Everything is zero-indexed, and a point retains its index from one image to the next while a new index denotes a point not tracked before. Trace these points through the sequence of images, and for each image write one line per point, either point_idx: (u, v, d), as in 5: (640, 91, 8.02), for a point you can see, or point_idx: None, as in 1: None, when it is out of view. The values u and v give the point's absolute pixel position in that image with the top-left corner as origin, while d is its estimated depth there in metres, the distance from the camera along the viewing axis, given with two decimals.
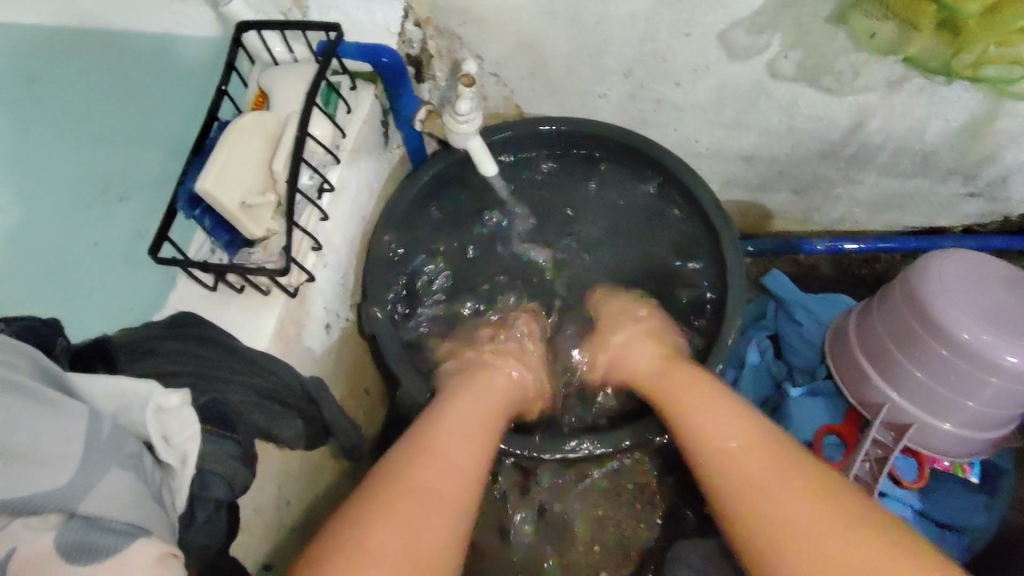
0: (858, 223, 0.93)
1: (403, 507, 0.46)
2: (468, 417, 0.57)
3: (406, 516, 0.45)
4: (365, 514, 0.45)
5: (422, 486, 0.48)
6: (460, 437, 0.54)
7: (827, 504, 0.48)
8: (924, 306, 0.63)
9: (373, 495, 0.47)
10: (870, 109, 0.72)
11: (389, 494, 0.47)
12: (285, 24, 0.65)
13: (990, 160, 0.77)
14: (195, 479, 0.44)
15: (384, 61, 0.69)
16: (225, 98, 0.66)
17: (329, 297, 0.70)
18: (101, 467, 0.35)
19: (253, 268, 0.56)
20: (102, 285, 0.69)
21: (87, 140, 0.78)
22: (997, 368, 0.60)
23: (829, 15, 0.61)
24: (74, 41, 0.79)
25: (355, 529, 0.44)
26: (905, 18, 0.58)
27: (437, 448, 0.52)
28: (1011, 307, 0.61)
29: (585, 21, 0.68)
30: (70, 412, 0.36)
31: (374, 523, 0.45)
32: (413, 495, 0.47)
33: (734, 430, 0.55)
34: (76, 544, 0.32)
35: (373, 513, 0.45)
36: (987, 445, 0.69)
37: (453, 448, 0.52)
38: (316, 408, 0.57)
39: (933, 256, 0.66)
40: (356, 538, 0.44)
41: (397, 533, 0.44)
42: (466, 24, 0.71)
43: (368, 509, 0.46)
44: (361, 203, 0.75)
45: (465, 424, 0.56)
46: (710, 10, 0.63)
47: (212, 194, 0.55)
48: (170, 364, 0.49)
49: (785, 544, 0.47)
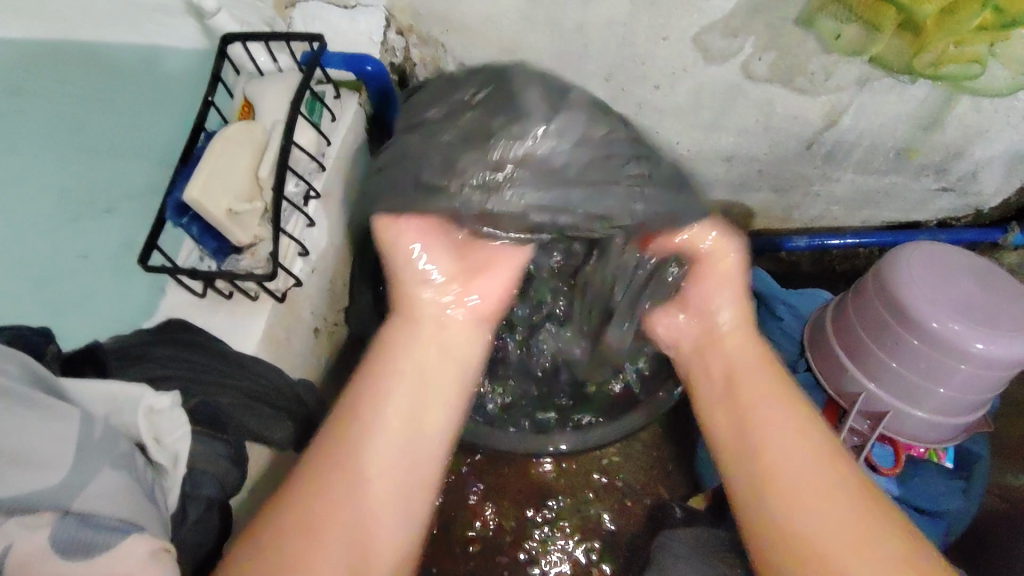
0: (837, 219, 0.95)
1: (354, 487, 0.46)
2: (445, 386, 0.55)
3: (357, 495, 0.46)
4: (320, 490, 0.45)
5: (370, 472, 0.47)
6: (413, 394, 0.52)
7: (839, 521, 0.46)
8: (897, 298, 0.65)
9: (332, 466, 0.46)
10: (844, 107, 0.74)
11: (340, 493, 0.46)
12: (269, 34, 0.66)
13: (960, 155, 0.80)
14: (187, 478, 0.45)
15: (369, 69, 0.72)
16: (211, 108, 0.68)
17: (317, 303, 0.71)
18: (94, 467, 0.36)
19: (240, 274, 0.57)
20: (91, 293, 0.70)
21: (75, 152, 0.78)
22: (967, 355, 0.62)
23: (798, 17, 0.63)
24: (57, 60, 0.81)
25: (314, 501, 0.45)
26: (869, 20, 0.60)
27: (375, 419, 0.49)
28: (978, 297, 0.64)
29: (563, 28, 0.69)
30: (61, 418, 0.37)
31: (331, 499, 0.45)
32: (357, 474, 0.47)
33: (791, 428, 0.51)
34: (73, 540, 0.33)
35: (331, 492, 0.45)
36: (959, 431, 0.71)
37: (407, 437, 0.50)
38: (306, 410, 0.59)
39: (903, 249, 0.68)
40: (310, 490, 0.45)
41: (357, 522, 0.45)
42: (449, 32, 0.73)
43: (311, 502, 0.45)
44: (348, 211, 0.76)
45: (425, 376, 0.54)
46: (685, 14, 0.65)
47: (200, 203, 0.56)
48: (163, 370, 0.50)
49: (807, 535, 0.46)
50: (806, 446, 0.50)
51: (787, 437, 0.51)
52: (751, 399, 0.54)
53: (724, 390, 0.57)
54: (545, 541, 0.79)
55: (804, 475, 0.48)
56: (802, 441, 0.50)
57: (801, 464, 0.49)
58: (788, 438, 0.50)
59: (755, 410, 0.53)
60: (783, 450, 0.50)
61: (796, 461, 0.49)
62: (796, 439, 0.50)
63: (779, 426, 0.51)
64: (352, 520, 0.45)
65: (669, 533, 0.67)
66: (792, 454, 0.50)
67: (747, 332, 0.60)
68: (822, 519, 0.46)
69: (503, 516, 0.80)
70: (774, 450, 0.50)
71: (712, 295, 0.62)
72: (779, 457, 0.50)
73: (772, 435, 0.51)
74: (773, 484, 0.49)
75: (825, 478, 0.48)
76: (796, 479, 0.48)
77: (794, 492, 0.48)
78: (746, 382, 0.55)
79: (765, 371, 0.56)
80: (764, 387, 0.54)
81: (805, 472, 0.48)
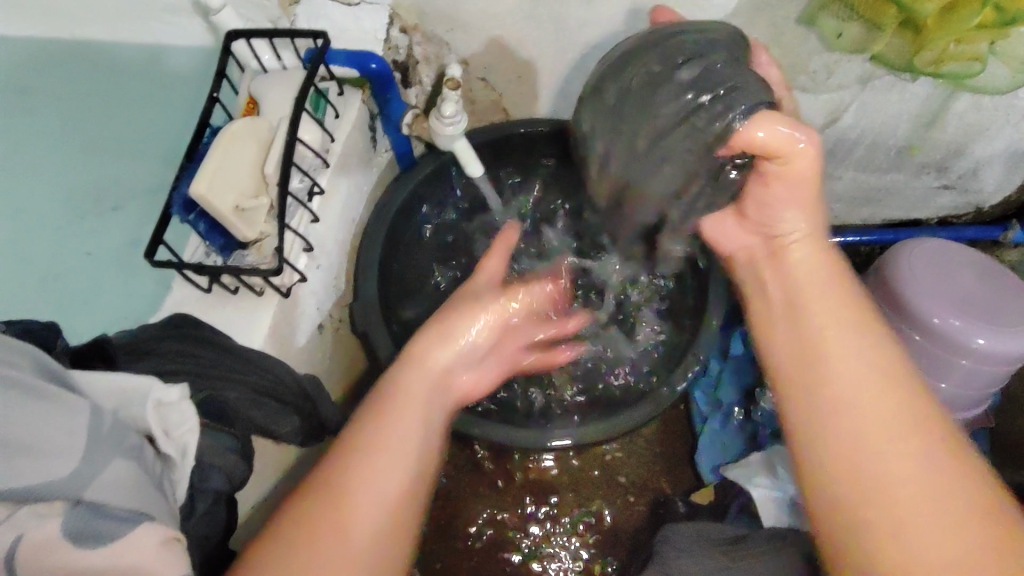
0: (838, 217, 0.96)
1: (370, 486, 0.44)
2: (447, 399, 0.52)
3: (360, 499, 0.44)
4: (321, 495, 0.44)
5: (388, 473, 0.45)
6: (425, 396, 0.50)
7: (917, 477, 0.43)
8: (897, 294, 0.65)
9: (336, 467, 0.45)
10: (845, 105, 0.75)
11: (343, 495, 0.44)
12: (274, 31, 0.66)
13: (960, 154, 0.80)
14: (195, 471, 0.45)
15: (372, 67, 0.70)
16: (216, 105, 0.68)
17: (321, 298, 0.71)
18: (104, 457, 0.37)
19: (245, 269, 0.57)
20: (98, 290, 0.70)
21: (81, 151, 0.79)
22: (968, 350, 0.63)
23: (799, 16, 0.65)
24: (62, 59, 0.81)
25: (314, 507, 0.43)
26: (870, 20, 0.61)
27: (398, 422, 0.47)
28: (980, 293, 0.64)
29: (566, 26, 0.70)
30: (72, 409, 0.37)
31: (334, 500, 0.43)
32: (362, 478, 0.45)
33: (867, 366, 0.47)
34: (83, 529, 0.34)
35: (332, 497, 0.43)
36: (961, 426, 0.71)
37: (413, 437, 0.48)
38: (312, 404, 0.59)
39: (905, 246, 0.68)
40: (318, 490, 0.44)
41: (352, 522, 0.43)
42: (454, 30, 0.74)
43: (314, 503, 0.43)
44: (353, 207, 0.76)
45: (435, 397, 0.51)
46: (687, 13, 0.66)
47: (206, 199, 0.56)
48: (170, 363, 0.50)
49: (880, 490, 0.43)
50: (877, 387, 0.46)
51: (859, 378, 0.47)
52: (823, 331, 0.49)
53: (784, 313, 0.53)
54: (549, 537, 0.79)
55: (879, 425, 0.45)
56: (879, 378, 0.46)
57: (877, 410, 0.45)
58: (862, 380, 0.46)
59: (828, 344, 0.49)
60: (858, 389, 0.46)
61: (873, 407, 0.45)
62: (871, 383, 0.46)
63: (851, 365, 0.47)
64: (346, 524, 0.43)
65: (672, 527, 0.68)
66: (867, 398, 0.46)
67: (817, 247, 0.54)
68: (899, 475, 0.43)
69: (506, 510, 0.81)
70: (840, 393, 0.47)
71: (776, 206, 0.55)
72: (849, 403, 0.46)
73: (845, 376, 0.47)
74: (841, 431, 0.46)
75: (902, 425, 0.44)
76: (871, 426, 0.45)
77: (866, 442, 0.44)
78: (814, 307, 0.51)
79: (837, 297, 0.51)
80: (834, 320, 0.50)
81: (880, 419, 0.45)
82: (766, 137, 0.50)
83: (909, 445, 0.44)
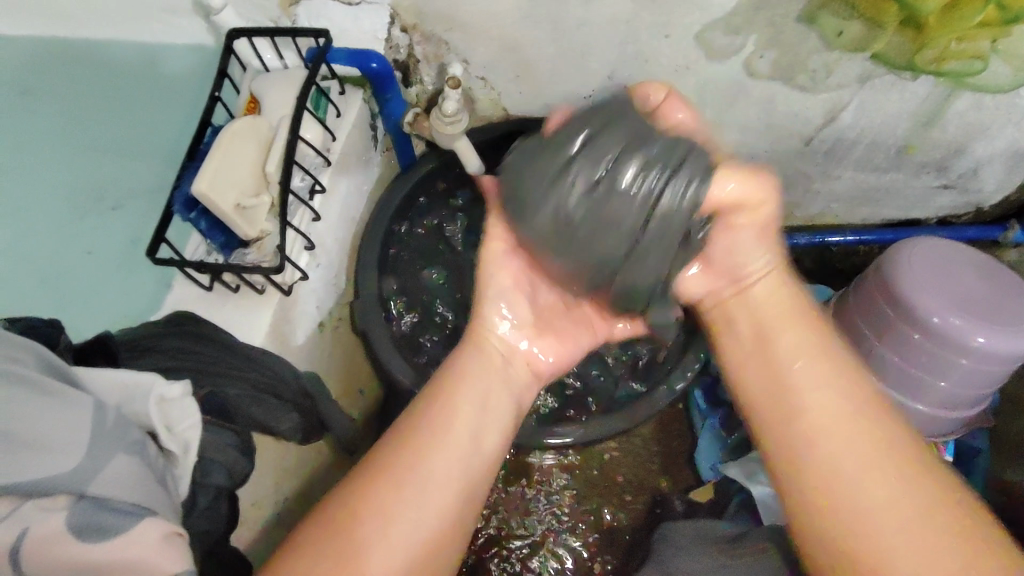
0: (838, 216, 0.96)
1: (410, 490, 0.41)
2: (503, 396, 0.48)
3: (403, 509, 0.40)
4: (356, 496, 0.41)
5: (435, 482, 0.42)
6: (477, 401, 0.46)
7: (902, 530, 0.38)
8: (897, 293, 0.66)
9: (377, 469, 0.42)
10: (845, 103, 0.75)
11: (383, 505, 0.40)
12: (276, 30, 0.67)
13: (960, 153, 0.80)
14: (197, 467, 0.46)
15: (374, 65, 0.70)
16: (217, 103, 0.68)
17: (322, 296, 0.72)
18: (108, 452, 0.37)
19: (248, 267, 0.58)
20: (99, 288, 0.71)
21: (82, 149, 0.79)
22: (967, 349, 0.63)
23: (800, 14, 0.64)
24: (60, 57, 0.81)
25: (350, 517, 0.40)
26: (872, 17, 0.61)
27: (433, 431, 0.44)
28: (978, 291, 0.65)
29: (566, 24, 0.70)
30: (77, 404, 0.38)
31: (370, 504, 0.40)
32: (408, 488, 0.41)
33: (832, 404, 0.42)
34: (86, 523, 0.34)
35: (381, 504, 0.40)
36: (960, 424, 0.72)
37: (460, 442, 0.44)
38: (312, 402, 0.59)
39: (904, 245, 0.68)
40: (352, 498, 0.41)
41: (390, 536, 0.39)
42: (452, 30, 0.73)
43: (350, 506, 0.40)
44: (354, 205, 0.77)
45: (488, 394, 0.47)
46: (688, 12, 0.66)
47: (207, 196, 0.56)
48: (172, 360, 0.51)
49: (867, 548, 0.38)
50: (850, 428, 0.41)
51: (824, 422, 0.42)
52: (789, 372, 0.44)
53: (757, 351, 0.46)
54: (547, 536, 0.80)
55: (852, 474, 0.40)
56: (848, 413, 0.41)
57: (849, 456, 0.40)
58: (829, 420, 0.41)
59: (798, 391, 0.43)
60: (825, 428, 0.41)
61: (843, 450, 0.40)
62: (841, 424, 0.41)
63: (820, 404, 0.42)
64: (376, 536, 0.39)
65: (670, 525, 0.68)
66: (837, 441, 0.41)
67: (777, 281, 0.48)
68: (884, 528, 0.38)
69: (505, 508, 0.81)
70: (809, 435, 0.42)
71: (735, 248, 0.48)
72: (819, 450, 0.41)
73: (812, 420, 0.42)
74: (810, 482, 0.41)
75: (879, 468, 0.40)
76: (842, 473, 0.40)
77: (840, 490, 0.40)
78: (778, 342, 0.45)
79: (805, 322, 0.46)
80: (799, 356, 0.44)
81: (850, 464, 0.40)
82: (733, 191, 0.45)
83: (889, 491, 0.39)
